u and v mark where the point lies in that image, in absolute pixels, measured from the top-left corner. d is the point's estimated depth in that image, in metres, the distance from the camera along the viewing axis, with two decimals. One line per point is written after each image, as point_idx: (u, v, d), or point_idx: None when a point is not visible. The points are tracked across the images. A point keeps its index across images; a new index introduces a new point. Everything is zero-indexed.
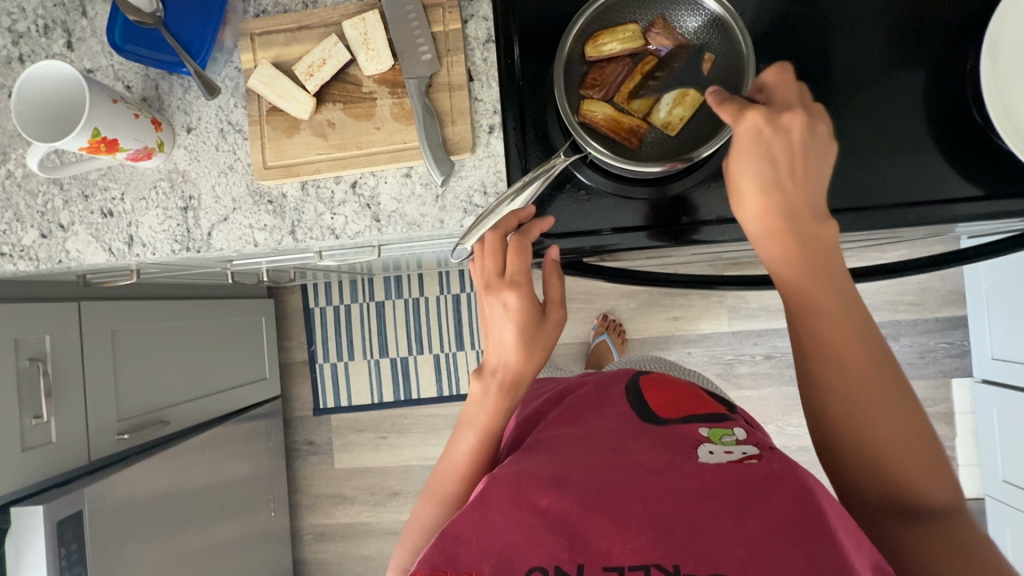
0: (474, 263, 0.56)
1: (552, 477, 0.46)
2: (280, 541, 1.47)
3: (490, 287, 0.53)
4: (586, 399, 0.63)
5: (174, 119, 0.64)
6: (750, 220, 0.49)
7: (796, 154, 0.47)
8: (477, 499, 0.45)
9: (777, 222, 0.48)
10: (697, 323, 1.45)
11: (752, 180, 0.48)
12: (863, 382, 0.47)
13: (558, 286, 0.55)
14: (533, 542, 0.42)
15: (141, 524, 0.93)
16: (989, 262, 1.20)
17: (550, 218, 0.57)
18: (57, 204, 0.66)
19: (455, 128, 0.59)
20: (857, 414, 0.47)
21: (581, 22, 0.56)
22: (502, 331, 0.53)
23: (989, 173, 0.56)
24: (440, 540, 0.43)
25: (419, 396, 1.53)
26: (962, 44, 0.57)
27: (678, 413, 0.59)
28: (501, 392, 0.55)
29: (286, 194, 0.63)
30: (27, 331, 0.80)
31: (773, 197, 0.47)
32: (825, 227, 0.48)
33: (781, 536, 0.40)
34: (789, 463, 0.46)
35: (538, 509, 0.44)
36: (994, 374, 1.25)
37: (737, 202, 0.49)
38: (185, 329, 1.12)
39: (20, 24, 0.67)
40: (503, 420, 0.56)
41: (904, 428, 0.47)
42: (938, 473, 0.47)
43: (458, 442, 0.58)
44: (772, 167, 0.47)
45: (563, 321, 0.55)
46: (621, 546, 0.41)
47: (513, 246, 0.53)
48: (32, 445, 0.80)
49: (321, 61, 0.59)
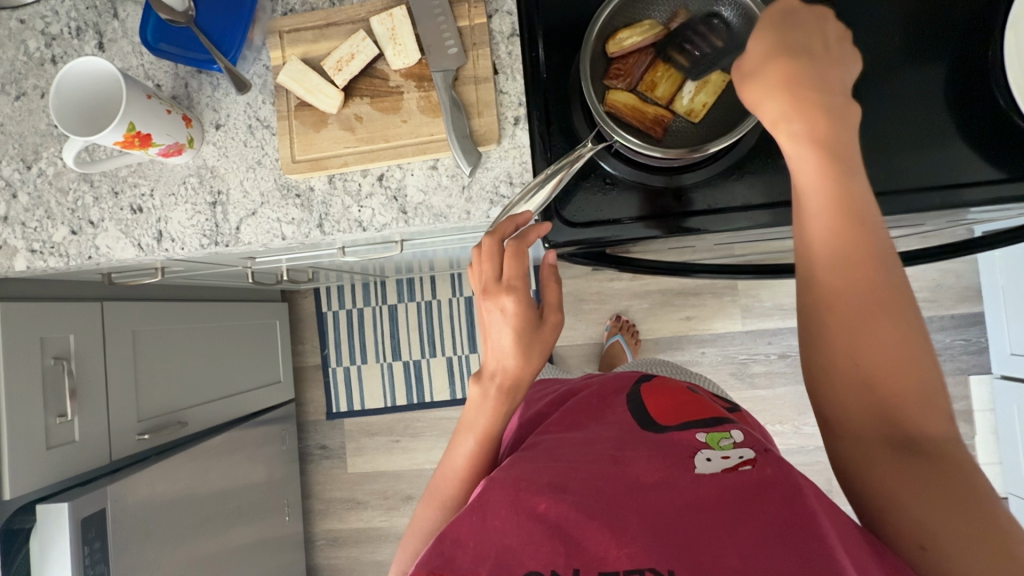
0: (470, 268, 0.55)
1: (550, 482, 0.46)
2: (294, 546, 1.46)
3: (487, 292, 0.52)
4: (589, 402, 0.62)
5: (203, 116, 0.65)
6: (766, 81, 0.42)
7: (826, 40, 0.43)
8: (475, 501, 0.45)
9: (798, 85, 0.42)
10: (710, 323, 1.44)
11: (773, 45, 0.43)
12: (866, 329, 0.41)
13: (554, 289, 0.56)
14: (530, 547, 0.42)
15: (159, 527, 0.92)
16: (1005, 256, 1.20)
17: (547, 223, 0.56)
18: (87, 200, 0.67)
19: (482, 119, 0.60)
20: (866, 370, 0.41)
21: (605, 14, 0.57)
22: (499, 335, 0.52)
23: (1011, 158, 0.56)
24: (438, 543, 0.43)
25: (432, 398, 1.53)
26: (979, 31, 0.58)
27: (677, 419, 0.57)
28: (501, 395, 0.54)
29: (314, 187, 0.63)
30: (52, 330, 0.80)
31: (796, 63, 0.42)
32: (849, 107, 0.42)
33: (774, 543, 0.40)
34: (783, 467, 0.47)
35: (535, 514, 0.44)
36: (1012, 370, 1.24)
37: (754, 70, 0.43)
38: (202, 330, 1.13)
39: (53, 27, 0.69)
40: (503, 421, 0.56)
41: (910, 361, 0.40)
42: (931, 403, 0.41)
43: (457, 446, 0.57)
44: (793, 43, 0.43)
45: (558, 327, 0.54)
46: (616, 551, 0.41)
47: (510, 251, 0.52)
48: (55, 443, 0.80)
49: (350, 55, 0.60)
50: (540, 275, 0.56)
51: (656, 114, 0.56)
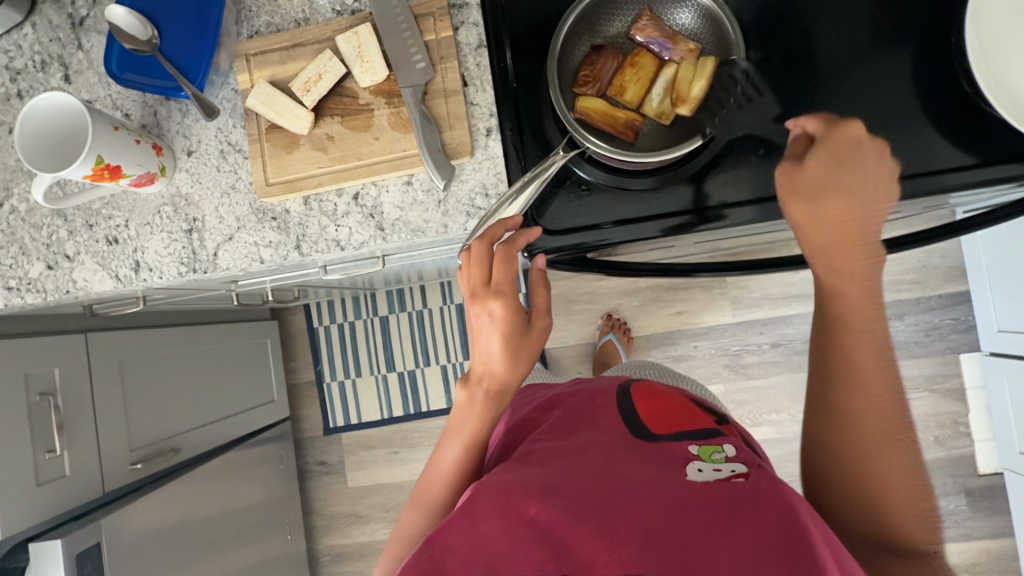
0: (460, 271, 0.54)
1: (543, 487, 0.46)
2: (298, 565, 1.46)
3: (476, 296, 0.52)
4: (580, 407, 0.60)
5: (174, 143, 0.65)
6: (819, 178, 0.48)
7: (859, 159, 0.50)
8: (465, 506, 0.45)
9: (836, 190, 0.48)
10: (701, 316, 1.45)
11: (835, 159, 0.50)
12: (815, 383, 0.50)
13: (543, 294, 0.55)
14: (519, 552, 0.43)
15: (159, 554, 0.92)
16: (987, 233, 1.20)
17: (538, 227, 0.56)
18: (62, 234, 0.66)
19: (453, 132, 0.60)
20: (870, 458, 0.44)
21: (571, 20, 0.57)
22: (488, 340, 0.52)
23: (982, 143, 0.57)
24: (427, 547, 0.43)
25: (429, 408, 1.52)
26: (942, 18, 0.58)
27: (668, 428, 0.56)
28: (488, 400, 0.55)
29: (289, 209, 0.63)
30: (36, 365, 0.80)
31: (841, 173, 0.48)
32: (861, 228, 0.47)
33: (762, 550, 0.40)
34: (777, 481, 0.47)
35: (526, 519, 0.44)
36: (1001, 346, 1.25)
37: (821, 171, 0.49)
38: (189, 354, 1.12)
39: (17, 61, 0.68)
40: (489, 428, 0.56)
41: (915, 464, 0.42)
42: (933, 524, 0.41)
43: (445, 450, 0.57)
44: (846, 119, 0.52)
45: (548, 329, 0.54)
46: (605, 555, 0.42)
47: (499, 256, 0.52)
48: (46, 480, 0.79)
49: (317, 76, 0.60)
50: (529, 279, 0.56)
51: (626, 118, 0.57)
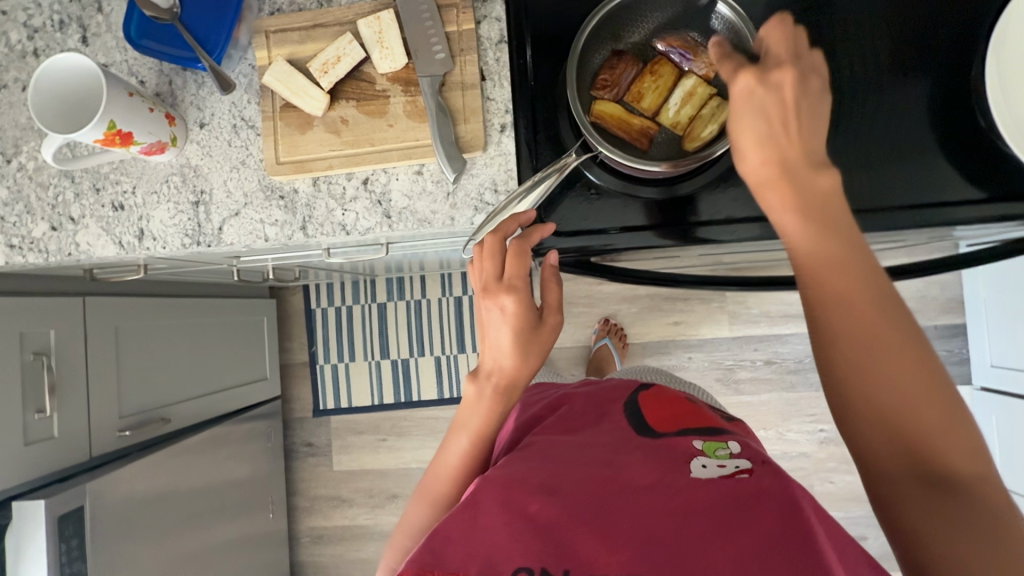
0: (471, 265, 0.55)
1: (542, 484, 0.46)
2: (278, 544, 1.46)
3: (487, 290, 0.52)
4: (583, 411, 0.61)
5: (187, 114, 0.65)
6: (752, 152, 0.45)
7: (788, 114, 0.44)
8: (468, 500, 0.44)
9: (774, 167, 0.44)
10: (698, 328, 1.45)
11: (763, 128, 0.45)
12: (855, 372, 0.40)
13: (555, 290, 0.55)
14: (519, 544, 0.41)
15: (143, 521, 0.93)
16: (989, 268, 1.20)
17: (551, 223, 0.56)
18: (68, 197, 0.66)
19: (468, 125, 0.60)
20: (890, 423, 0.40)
21: (594, 21, 0.57)
22: (498, 333, 0.52)
23: (990, 177, 0.57)
24: (429, 540, 0.41)
25: (420, 398, 1.52)
26: (963, 50, 0.58)
27: (673, 427, 0.57)
28: (495, 395, 0.55)
29: (298, 189, 0.63)
30: (32, 325, 0.80)
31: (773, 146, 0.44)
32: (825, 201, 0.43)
33: (768, 557, 0.39)
34: (780, 477, 0.47)
35: (525, 514, 0.43)
36: (993, 381, 1.25)
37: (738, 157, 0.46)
38: (185, 326, 1.11)
39: (35, 19, 0.68)
40: (497, 423, 0.56)
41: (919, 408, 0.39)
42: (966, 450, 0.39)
43: (451, 445, 0.57)
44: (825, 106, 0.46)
45: (558, 327, 0.54)
46: (606, 556, 0.41)
47: (512, 251, 0.52)
48: (34, 440, 0.79)
49: (336, 58, 0.59)
50: (541, 275, 0.55)
51: (640, 125, 0.57)
